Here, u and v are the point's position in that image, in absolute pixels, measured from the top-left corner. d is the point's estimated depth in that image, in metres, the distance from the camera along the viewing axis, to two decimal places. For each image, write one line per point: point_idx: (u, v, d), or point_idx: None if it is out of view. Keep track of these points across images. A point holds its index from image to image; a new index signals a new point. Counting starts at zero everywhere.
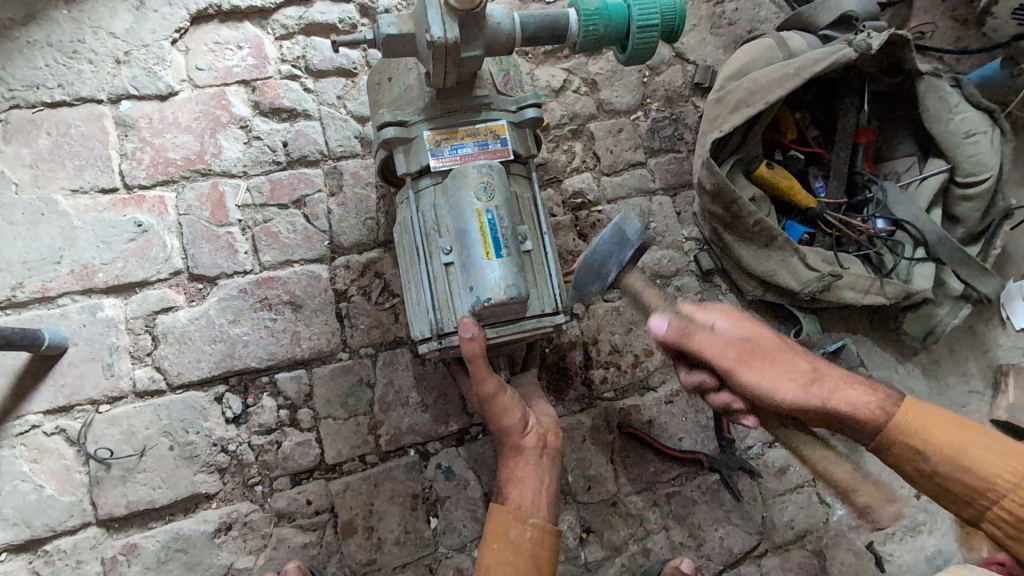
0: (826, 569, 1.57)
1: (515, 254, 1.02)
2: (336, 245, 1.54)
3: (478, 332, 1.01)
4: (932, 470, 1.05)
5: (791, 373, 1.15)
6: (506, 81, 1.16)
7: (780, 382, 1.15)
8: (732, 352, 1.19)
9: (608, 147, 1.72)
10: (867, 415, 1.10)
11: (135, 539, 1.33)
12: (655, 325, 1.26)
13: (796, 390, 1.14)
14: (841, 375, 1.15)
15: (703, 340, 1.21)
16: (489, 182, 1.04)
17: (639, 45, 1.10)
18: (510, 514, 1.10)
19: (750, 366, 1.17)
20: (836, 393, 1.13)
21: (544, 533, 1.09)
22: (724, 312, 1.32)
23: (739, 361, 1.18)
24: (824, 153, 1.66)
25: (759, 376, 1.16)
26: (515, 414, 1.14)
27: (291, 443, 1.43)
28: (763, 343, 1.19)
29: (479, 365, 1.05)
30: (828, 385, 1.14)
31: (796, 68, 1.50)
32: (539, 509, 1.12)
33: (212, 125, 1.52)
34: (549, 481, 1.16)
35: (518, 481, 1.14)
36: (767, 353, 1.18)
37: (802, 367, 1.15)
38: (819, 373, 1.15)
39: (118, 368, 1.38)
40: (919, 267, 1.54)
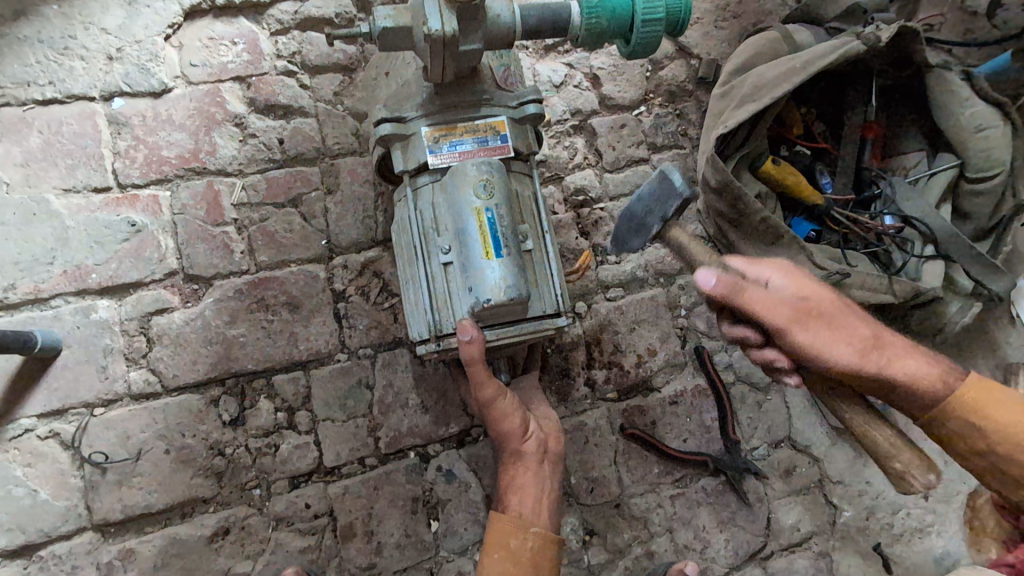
0: (833, 570, 1.55)
1: (516, 253, 0.99)
2: (334, 244, 1.51)
3: (477, 335, 0.98)
4: (987, 446, 1.07)
5: (849, 337, 1.11)
6: (507, 76, 1.11)
7: (838, 344, 1.10)
8: (792, 312, 1.11)
9: (610, 143, 1.69)
10: (923, 387, 1.10)
11: (131, 544, 1.31)
12: (703, 277, 1.12)
13: (854, 355, 1.10)
14: (896, 343, 1.14)
15: (761, 299, 1.11)
16: (488, 180, 1.01)
17: (643, 38, 1.07)
18: (510, 523, 1.07)
19: (807, 329, 1.10)
20: (892, 360, 1.12)
21: (545, 541, 1.08)
22: (772, 268, 1.15)
23: (797, 323, 1.10)
24: (831, 148, 1.62)
25: (818, 340, 1.10)
26: (515, 419, 1.11)
27: (289, 446, 1.41)
28: (824, 304, 1.12)
29: (478, 369, 1.02)
30: (887, 351, 1.12)
31: (803, 61, 1.46)
32: (540, 516, 1.10)
33: (206, 123, 1.49)
34: (551, 487, 1.14)
35: (518, 488, 1.12)
36: (827, 315, 1.11)
37: (861, 333, 1.12)
38: (876, 338, 1.13)
39: (112, 370, 1.36)
40: (927, 265, 1.50)
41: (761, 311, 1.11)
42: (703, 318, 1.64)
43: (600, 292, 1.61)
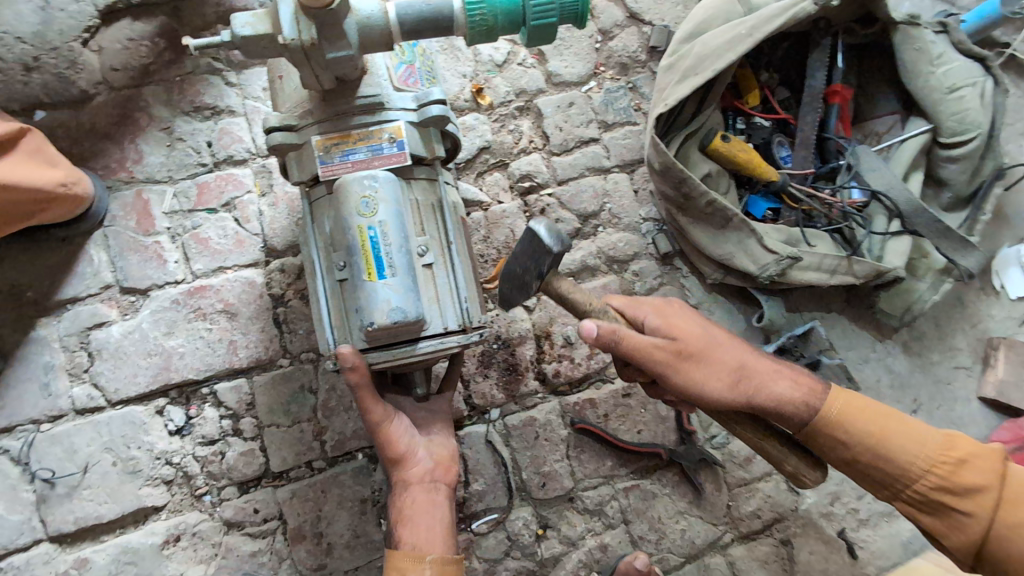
0: (794, 557, 1.51)
1: (403, 273, 0.93)
2: (269, 248, 1.48)
3: (359, 361, 0.96)
4: (851, 456, 1.06)
5: (720, 371, 1.08)
6: (406, 74, 1.02)
7: (711, 382, 1.07)
8: (661, 355, 1.08)
9: (558, 124, 1.60)
10: (792, 411, 1.07)
11: (86, 553, 1.34)
12: (586, 328, 1.07)
13: (726, 388, 1.07)
14: (762, 367, 1.10)
15: (633, 341, 1.08)
16: (372, 194, 0.94)
17: (537, 37, 0.93)
18: (402, 555, 1.04)
19: (683, 369, 1.08)
20: (758, 389, 1.08)
21: (442, 566, 1.05)
22: (648, 307, 1.13)
23: (671, 367, 1.08)
24: (792, 119, 1.51)
25: (694, 379, 1.08)
26: (400, 444, 1.11)
27: (234, 454, 1.41)
28: (694, 341, 1.09)
29: (362, 393, 1.00)
30: (759, 380, 1.08)
31: (747, 28, 1.33)
32: (436, 544, 1.06)
33: (133, 130, 1.46)
34: (442, 513, 1.11)
35: (409, 518, 1.08)
36: (698, 352, 1.09)
37: (731, 364, 1.08)
38: (744, 369, 1.09)
39: (55, 387, 1.37)
40: (892, 242, 1.39)
41: (637, 356, 1.08)
42: None
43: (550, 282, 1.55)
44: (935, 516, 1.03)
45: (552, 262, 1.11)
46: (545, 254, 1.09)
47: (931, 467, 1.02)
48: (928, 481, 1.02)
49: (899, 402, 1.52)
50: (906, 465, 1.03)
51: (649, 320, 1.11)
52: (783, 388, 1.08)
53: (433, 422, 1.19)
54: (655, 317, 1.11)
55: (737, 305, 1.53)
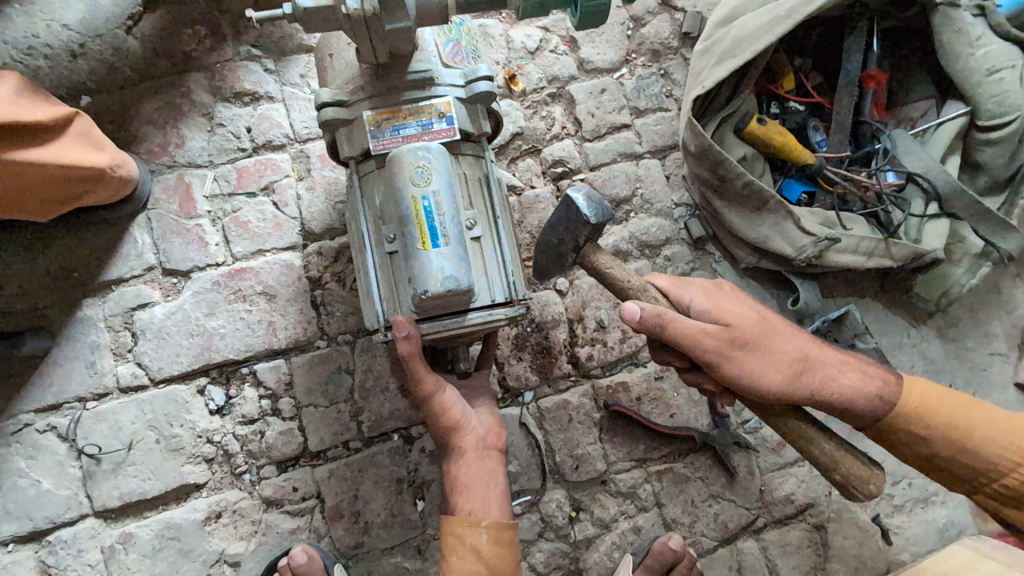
0: (828, 543, 1.51)
1: (456, 243, 0.95)
2: (307, 232, 1.50)
3: (413, 331, 0.98)
4: (932, 452, 1.08)
5: (777, 360, 1.05)
6: (454, 52, 1.04)
7: (772, 372, 1.04)
8: (715, 345, 1.04)
9: (590, 110, 1.61)
10: (859, 404, 1.07)
11: (130, 528, 1.37)
12: (629, 310, 1.04)
13: (786, 380, 1.04)
14: (825, 358, 1.08)
15: (683, 327, 1.04)
16: (426, 165, 0.96)
17: (589, 14, 0.94)
18: (460, 522, 1.09)
19: (738, 358, 1.05)
20: (823, 380, 1.06)
21: (498, 531, 1.10)
22: (695, 290, 1.11)
23: (725, 355, 1.04)
24: (826, 103, 1.51)
25: (750, 368, 1.04)
26: (454, 413, 1.13)
27: (273, 433, 1.43)
28: (747, 328, 1.06)
29: (416, 363, 1.03)
30: (819, 372, 1.07)
31: (787, 9, 1.32)
32: (491, 510, 1.11)
33: (175, 115, 1.49)
34: (498, 481, 1.15)
35: (465, 486, 1.12)
36: (753, 339, 1.05)
37: (789, 353, 1.06)
38: (807, 359, 1.07)
39: (101, 366, 1.40)
40: (930, 224, 1.39)
41: (688, 344, 1.04)
42: None
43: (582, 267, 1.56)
44: (1017, 506, 1.08)
45: (590, 233, 1.10)
46: (581, 226, 1.09)
47: (1018, 461, 1.06)
48: (1015, 476, 1.06)
49: None
50: (994, 460, 1.06)
51: (697, 305, 1.09)
52: (849, 378, 1.08)
53: (477, 396, 1.21)
54: (704, 302, 1.09)
55: (770, 289, 1.53)
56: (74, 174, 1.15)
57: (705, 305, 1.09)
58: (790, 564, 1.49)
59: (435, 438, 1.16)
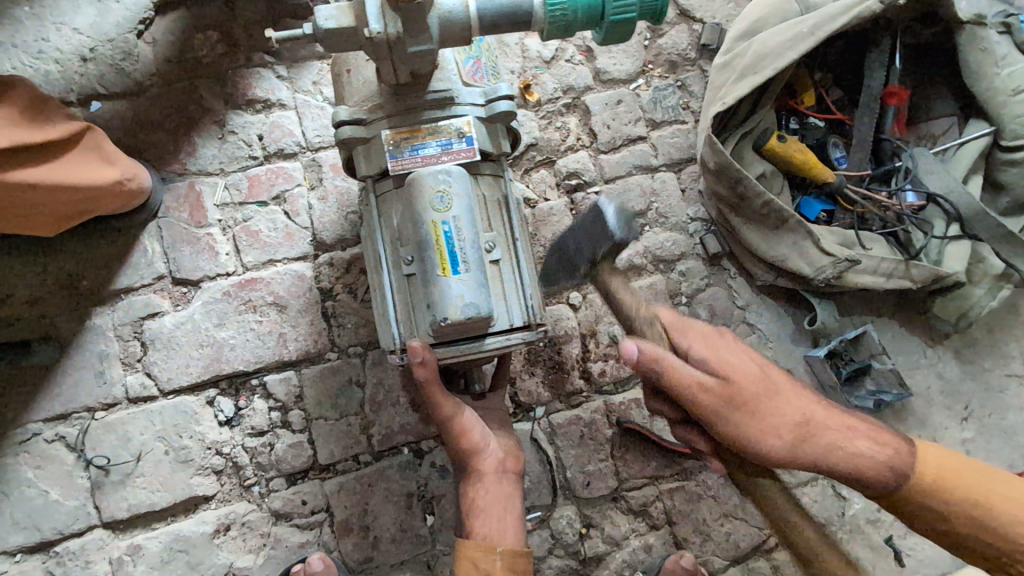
0: (840, 563, 1.50)
1: (476, 269, 0.94)
2: (319, 242, 1.48)
3: (429, 357, 0.97)
4: (949, 526, 1.01)
5: (778, 422, 0.99)
6: (474, 70, 1.02)
7: (767, 436, 0.99)
8: (710, 399, 1.00)
9: (606, 121, 1.58)
10: (871, 475, 1.00)
11: (139, 540, 1.37)
12: (627, 351, 1.03)
13: (786, 445, 0.99)
14: (832, 423, 1.01)
15: (675, 378, 1.01)
16: (446, 190, 0.94)
17: (613, 34, 0.91)
18: (476, 546, 1.10)
19: (734, 415, 1.00)
20: (827, 447, 1.00)
21: (512, 558, 1.10)
22: (694, 335, 1.06)
23: (720, 412, 1.00)
24: (847, 119, 1.48)
25: (747, 429, 0.99)
26: (474, 435, 1.15)
27: (283, 445, 1.42)
28: (748, 384, 1.00)
29: (434, 386, 1.04)
30: (825, 438, 1.00)
31: (810, 25, 1.30)
32: (506, 535, 1.12)
33: (186, 122, 1.47)
34: (514, 503, 1.16)
35: (482, 508, 1.14)
36: (752, 397, 1.00)
37: (792, 416, 1.00)
38: (810, 423, 1.00)
39: (110, 375, 1.39)
40: (951, 245, 1.36)
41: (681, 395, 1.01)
42: (706, 306, 1.52)
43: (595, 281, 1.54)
44: None
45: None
46: (605, 239, 1.24)
47: None
48: None
49: (950, 409, 1.50)
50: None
51: (696, 354, 1.04)
52: (858, 448, 1.01)
53: (494, 420, 1.23)
54: (702, 350, 1.04)
55: (786, 306, 1.52)
56: (78, 193, 1.11)
57: (704, 355, 1.03)
58: None
59: (453, 459, 1.18)
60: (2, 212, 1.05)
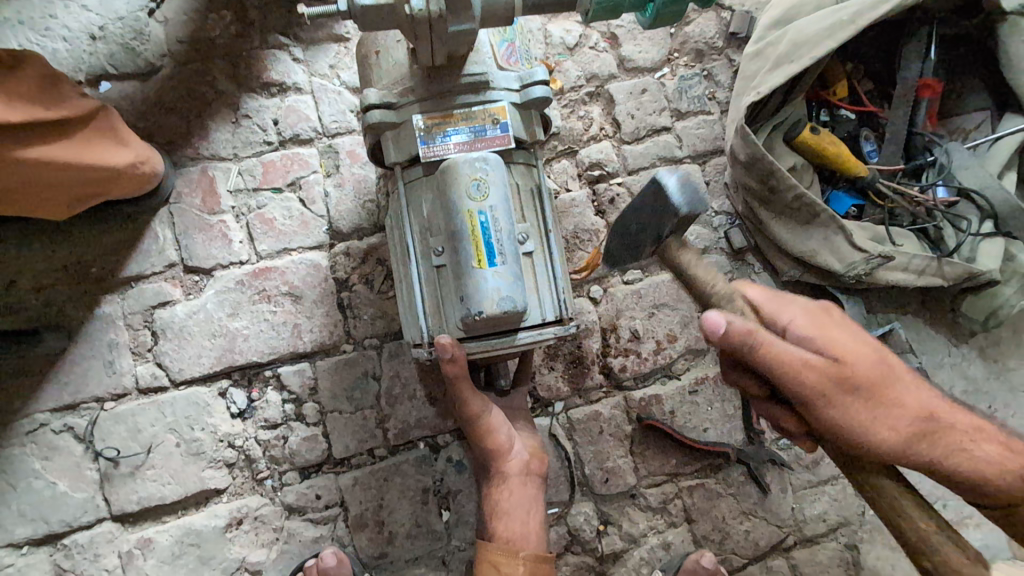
0: (859, 562, 1.48)
1: (512, 261, 0.91)
2: (335, 231, 1.45)
3: (458, 353, 0.93)
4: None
5: (895, 411, 0.98)
6: (509, 53, 0.98)
7: (885, 428, 0.98)
8: (820, 380, 0.96)
9: (629, 111, 1.54)
10: (980, 475, 1.00)
11: (149, 533, 1.34)
12: (711, 321, 0.96)
13: (901, 436, 0.98)
14: (951, 418, 1.01)
15: (782, 353, 0.96)
16: (483, 178, 0.91)
17: (662, 20, 0.92)
18: (497, 550, 1.07)
19: (845, 399, 0.97)
20: (945, 445, 1.00)
21: (535, 563, 1.07)
22: (799, 315, 1.02)
23: (830, 395, 0.97)
24: (879, 111, 1.45)
25: (861, 416, 0.97)
26: (500, 436, 1.12)
27: (297, 439, 1.39)
28: (866, 368, 0.98)
29: (462, 381, 1.01)
30: (940, 432, 1.00)
31: (848, 14, 1.26)
32: (530, 539, 1.09)
33: (198, 105, 1.42)
34: (537, 505, 1.13)
35: (505, 511, 1.10)
36: (870, 382, 0.97)
37: (909, 407, 0.99)
38: (930, 419, 1.00)
39: (119, 365, 1.35)
40: (983, 244, 1.33)
41: (787, 376, 0.96)
42: None
43: (617, 274, 1.50)
44: None
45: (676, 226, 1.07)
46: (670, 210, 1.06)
47: None
48: None
49: (975, 409, 1.47)
50: None
51: (809, 335, 1.00)
52: (973, 445, 1.01)
53: (516, 418, 1.22)
54: (812, 329, 1.00)
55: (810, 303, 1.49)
56: (88, 174, 1.06)
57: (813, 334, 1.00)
58: None
59: (476, 458, 1.15)
60: (8, 191, 1.00)
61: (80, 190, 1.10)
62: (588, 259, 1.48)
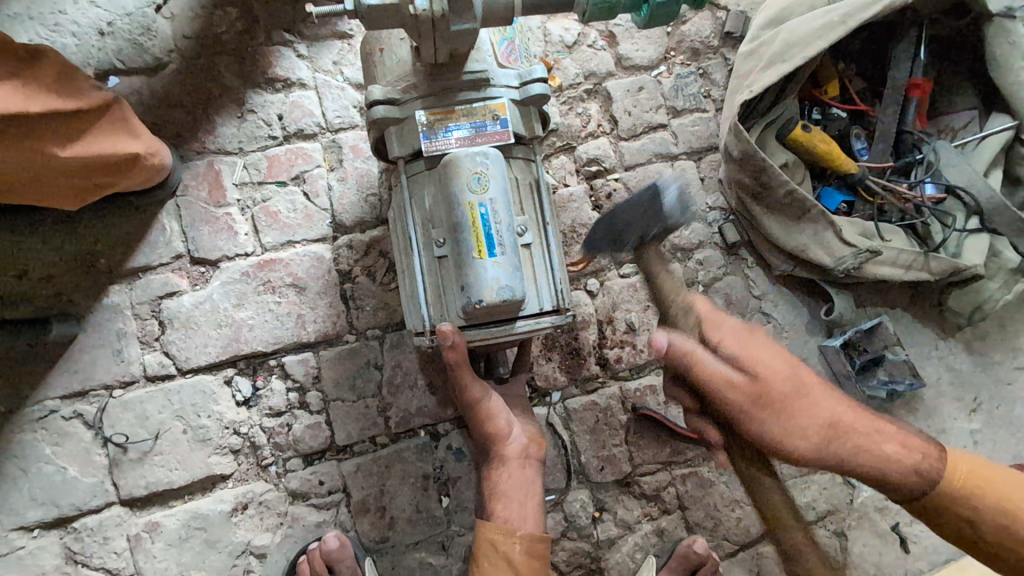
0: (847, 549, 1.52)
1: (511, 252, 0.95)
2: (338, 224, 1.48)
3: (458, 340, 0.97)
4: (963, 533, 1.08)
5: (808, 420, 1.05)
6: (509, 51, 1.01)
7: (799, 436, 1.05)
8: (739, 395, 1.06)
9: (626, 108, 1.58)
10: (891, 473, 1.07)
11: (157, 517, 1.37)
12: (657, 341, 1.13)
13: (814, 443, 1.05)
14: (858, 424, 1.07)
15: (707, 369, 1.09)
16: (484, 172, 0.95)
17: (657, 19, 0.95)
18: (496, 529, 1.12)
19: (762, 413, 1.05)
20: (853, 448, 1.06)
21: (531, 543, 1.12)
22: (725, 329, 1.12)
23: (747, 408, 1.06)
24: (870, 110, 1.48)
25: (777, 430, 1.05)
26: (499, 421, 1.16)
27: (301, 426, 1.43)
28: (777, 380, 1.06)
29: (463, 368, 1.05)
30: (851, 438, 1.06)
31: (840, 14, 1.29)
32: (526, 520, 1.13)
33: (204, 100, 1.45)
34: (535, 488, 1.18)
35: (503, 492, 1.15)
36: (782, 396, 1.05)
37: (822, 416, 1.06)
38: (838, 426, 1.06)
39: (128, 354, 1.39)
40: (970, 239, 1.38)
41: (709, 389, 1.08)
42: (723, 295, 1.52)
43: (614, 268, 1.54)
44: None
45: (664, 229, 1.27)
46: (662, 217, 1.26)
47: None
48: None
49: (960, 400, 1.52)
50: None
51: (729, 353, 1.09)
52: (878, 449, 1.07)
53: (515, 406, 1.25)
54: (732, 343, 1.09)
55: (801, 296, 1.53)
56: (100, 164, 1.09)
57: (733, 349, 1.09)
58: None
59: (477, 443, 1.20)
60: (22, 177, 1.02)
61: (90, 179, 1.12)
62: (584, 253, 1.50)
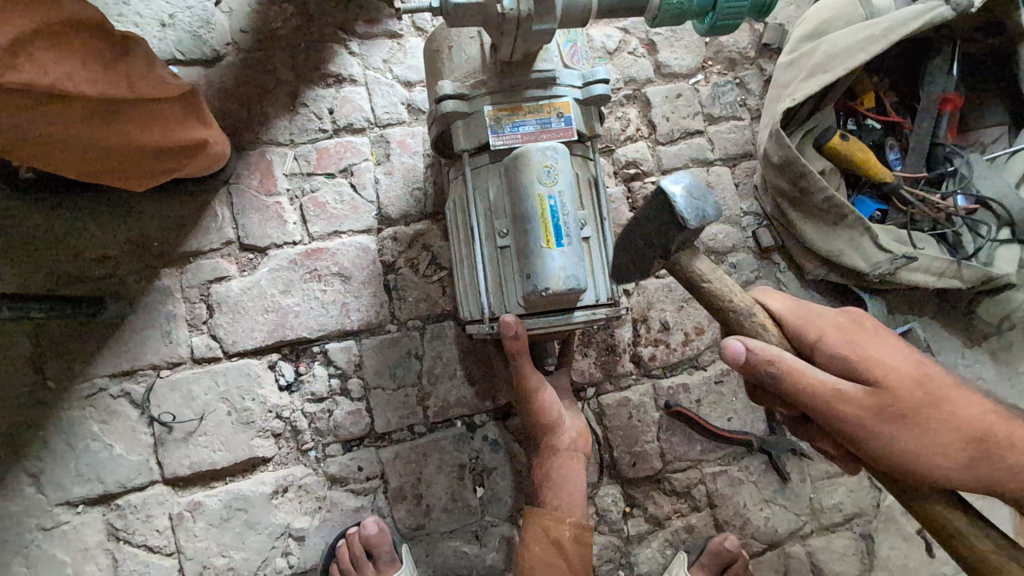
0: (873, 551, 1.55)
1: (576, 243, 0.99)
2: (384, 217, 1.52)
3: (521, 330, 1.00)
4: None
5: (937, 427, 0.94)
6: (572, 53, 1.07)
7: (931, 450, 0.94)
8: (852, 403, 0.95)
9: (665, 114, 1.62)
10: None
11: (199, 497, 1.40)
12: (740, 351, 0.97)
13: (947, 455, 0.94)
14: (999, 434, 0.96)
15: (812, 382, 0.95)
16: (553, 165, 0.99)
17: (720, 27, 1.01)
18: (548, 515, 1.16)
19: (878, 418, 0.94)
20: (992, 460, 0.95)
21: (580, 530, 1.16)
22: (821, 329, 1.01)
23: (863, 417, 0.95)
24: (903, 124, 1.53)
25: (901, 435, 0.94)
26: (551, 412, 1.19)
27: (342, 412, 1.45)
28: (898, 386, 0.95)
29: (521, 356, 1.07)
30: (989, 447, 0.95)
31: (880, 31, 1.34)
32: (576, 508, 1.18)
33: (259, 92, 1.50)
34: (583, 478, 1.22)
35: (556, 480, 1.18)
36: (902, 402, 0.94)
37: (953, 420, 0.95)
38: (976, 433, 0.95)
39: (176, 335, 1.42)
40: (1002, 250, 1.40)
41: (815, 398, 0.95)
42: None
43: None
44: None
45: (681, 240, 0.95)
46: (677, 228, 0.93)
47: None
48: None
49: None
50: None
51: (832, 352, 0.98)
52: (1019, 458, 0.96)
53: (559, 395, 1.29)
54: (837, 345, 0.98)
55: (833, 301, 1.57)
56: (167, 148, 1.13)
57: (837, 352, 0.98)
58: (835, 570, 1.53)
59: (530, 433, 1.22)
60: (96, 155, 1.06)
61: (157, 162, 1.16)
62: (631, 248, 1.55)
